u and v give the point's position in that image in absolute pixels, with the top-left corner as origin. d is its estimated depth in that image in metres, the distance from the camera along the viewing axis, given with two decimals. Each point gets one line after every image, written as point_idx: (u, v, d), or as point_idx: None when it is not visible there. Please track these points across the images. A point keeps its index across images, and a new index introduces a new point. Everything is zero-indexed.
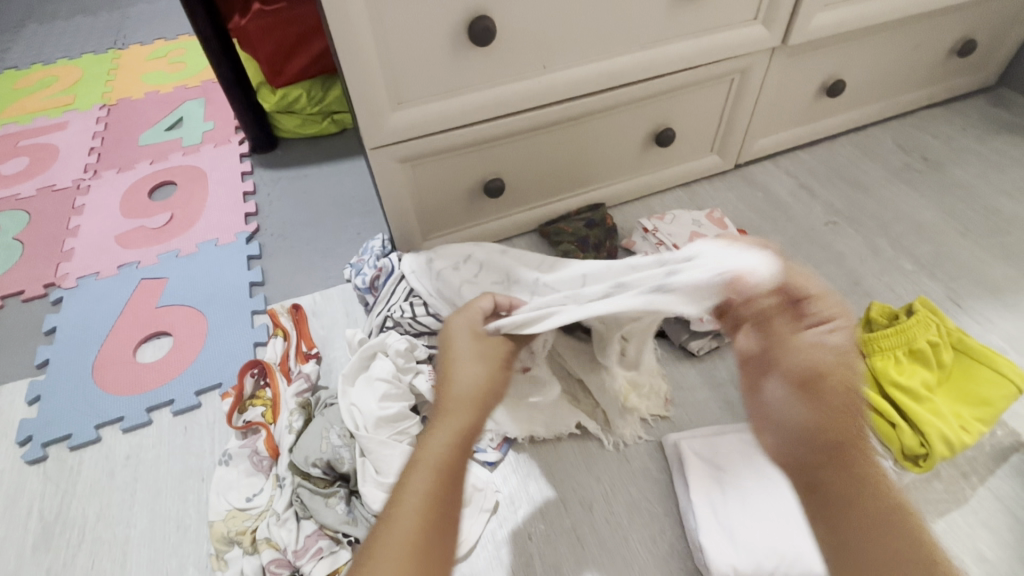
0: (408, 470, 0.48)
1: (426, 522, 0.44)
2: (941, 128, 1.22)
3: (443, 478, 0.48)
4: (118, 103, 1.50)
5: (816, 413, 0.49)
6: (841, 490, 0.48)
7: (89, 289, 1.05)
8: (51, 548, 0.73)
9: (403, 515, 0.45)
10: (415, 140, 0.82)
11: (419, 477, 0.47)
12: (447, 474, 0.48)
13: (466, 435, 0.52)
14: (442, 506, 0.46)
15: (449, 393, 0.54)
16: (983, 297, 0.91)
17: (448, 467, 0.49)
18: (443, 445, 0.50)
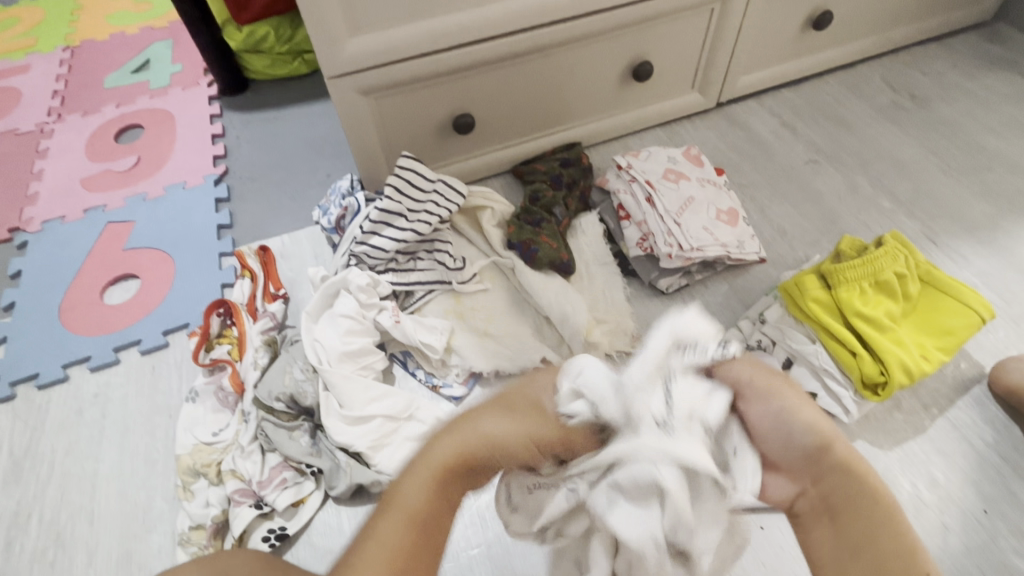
0: (378, 515, 0.38)
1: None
2: (932, 64, 1.18)
3: (413, 537, 0.37)
4: (82, 45, 1.44)
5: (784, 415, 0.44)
6: (857, 537, 0.37)
7: (54, 233, 1.03)
8: (21, 482, 0.74)
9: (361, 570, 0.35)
10: (376, 69, 0.79)
11: (382, 528, 0.37)
12: (421, 539, 0.37)
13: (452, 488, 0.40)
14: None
15: (441, 437, 0.41)
16: (959, 233, 0.89)
17: (423, 526, 0.38)
18: (419, 494, 0.38)
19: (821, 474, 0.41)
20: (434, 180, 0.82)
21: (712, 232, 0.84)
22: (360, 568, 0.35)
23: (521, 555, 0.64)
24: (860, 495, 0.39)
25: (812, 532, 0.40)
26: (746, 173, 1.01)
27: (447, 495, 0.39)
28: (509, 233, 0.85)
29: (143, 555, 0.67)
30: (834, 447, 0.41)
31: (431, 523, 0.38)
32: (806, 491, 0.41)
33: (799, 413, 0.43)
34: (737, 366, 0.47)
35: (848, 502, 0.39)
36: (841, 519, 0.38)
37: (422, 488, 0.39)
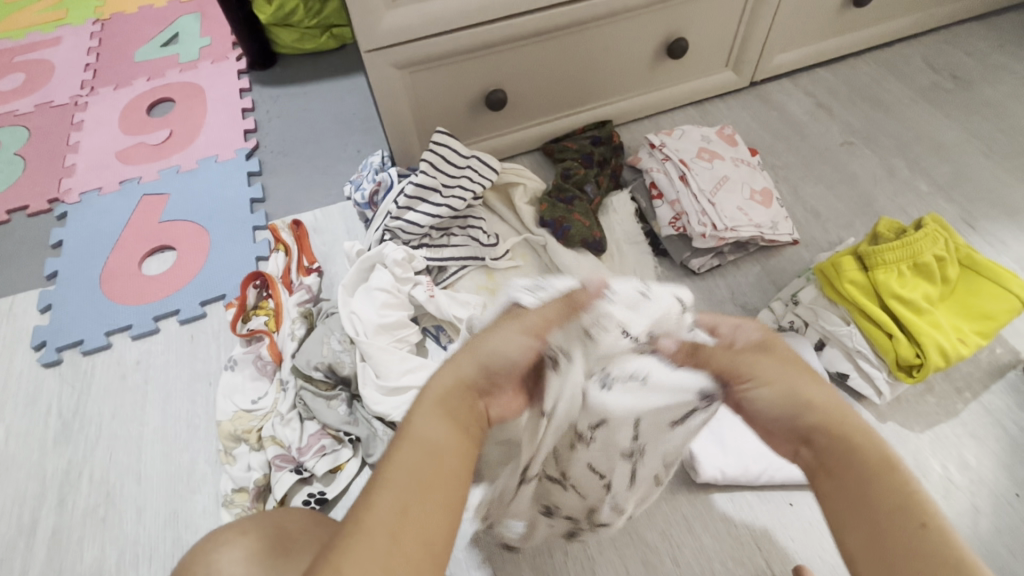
0: (395, 446, 0.38)
1: (405, 503, 0.34)
2: (975, 44, 1.15)
3: (435, 461, 0.37)
4: (112, 18, 1.44)
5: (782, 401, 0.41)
6: (861, 498, 0.36)
7: (93, 204, 1.05)
8: (71, 442, 0.77)
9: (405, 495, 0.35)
10: (412, 43, 0.78)
11: (411, 459, 0.37)
12: (447, 472, 0.37)
13: (459, 411, 0.40)
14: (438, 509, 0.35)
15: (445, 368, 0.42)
16: (999, 218, 0.88)
17: (447, 458, 0.37)
18: (433, 427, 0.38)
19: (812, 439, 0.40)
20: (468, 157, 0.83)
21: (746, 213, 0.83)
22: (384, 501, 0.34)
23: None
24: (877, 475, 0.37)
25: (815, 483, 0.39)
26: (780, 154, 0.99)
27: (454, 422, 0.39)
28: (542, 210, 0.85)
29: (189, 514, 0.70)
30: (815, 412, 0.40)
31: (455, 449, 0.38)
32: (800, 452, 0.41)
33: (779, 388, 0.42)
34: (717, 353, 0.45)
35: (852, 468, 0.37)
36: (840, 471, 0.38)
37: (435, 418, 0.39)
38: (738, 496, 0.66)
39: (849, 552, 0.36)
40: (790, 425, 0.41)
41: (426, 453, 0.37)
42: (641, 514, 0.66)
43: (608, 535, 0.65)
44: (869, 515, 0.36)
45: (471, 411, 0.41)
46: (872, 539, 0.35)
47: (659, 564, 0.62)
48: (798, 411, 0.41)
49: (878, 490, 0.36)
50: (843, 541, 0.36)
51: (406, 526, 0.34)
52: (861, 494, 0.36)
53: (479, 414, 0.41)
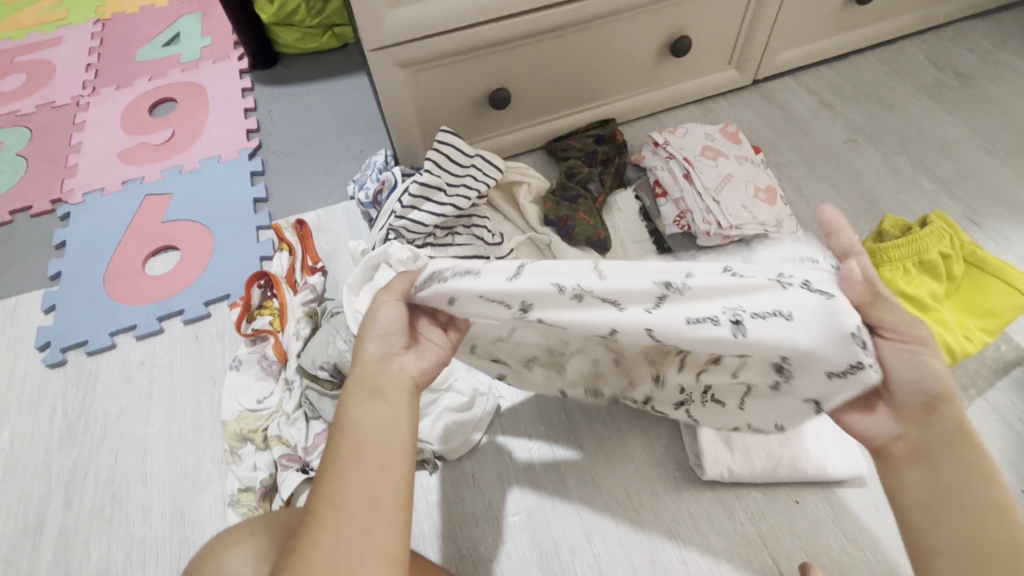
0: (335, 436, 0.44)
1: (348, 479, 0.41)
2: (977, 41, 1.15)
3: (361, 435, 0.43)
4: (112, 18, 1.44)
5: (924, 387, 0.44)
6: (960, 491, 0.43)
7: (95, 205, 1.05)
8: (76, 443, 0.77)
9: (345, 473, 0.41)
10: (417, 41, 0.78)
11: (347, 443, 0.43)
12: (378, 437, 0.43)
13: (383, 386, 0.46)
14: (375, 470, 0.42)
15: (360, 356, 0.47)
16: (1002, 216, 0.88)
17: (373, 428, 0.44)
18: (354, 410, 0.44)
19: (929, 424, 0.44)
20: (472, 156, 0.83)
21: (751, 211, 0.83)
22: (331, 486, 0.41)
23: (560, 522, 0.66)
24: (977, 475, 0.43)
25: (905, 471, 0.45)
26: (784, 152, 0.99)
27: (382, 397, 0.45)
28: (546, 209, 0.86)
29: (195, 514, 0.70)
30: (948, 403, 0.44)
31: (377, 419, 0.44)
32: (907, 435, 0.45)
33: (932, 364, 0.44)
34: (884, 306, 0.44)
35: (955, 467, 0.43)
36: (943, 465, 0.43)
37: (356, 402, 0.45)
38: (745, 495, 0.66)
39: (935, 543, 0.43)
40: (916, 410, 0.45)
41: (355, 431, 0.43)
42: (648, 513, 0.66)
43: (615, 533, 0.65)
44: (966, 509, 0.42)
45: (394, 379, 0.46)
46: (964, 533, 0.42)
47: (666, 562, 0.62)
48: (932, 405, 0.44)
49: (980, 490, 0.42)
50: (927, 526, 0.43)
51: (356, 497, 0.40)
52: (961, 494, 0.42)
53: (402, 377, 0.47)
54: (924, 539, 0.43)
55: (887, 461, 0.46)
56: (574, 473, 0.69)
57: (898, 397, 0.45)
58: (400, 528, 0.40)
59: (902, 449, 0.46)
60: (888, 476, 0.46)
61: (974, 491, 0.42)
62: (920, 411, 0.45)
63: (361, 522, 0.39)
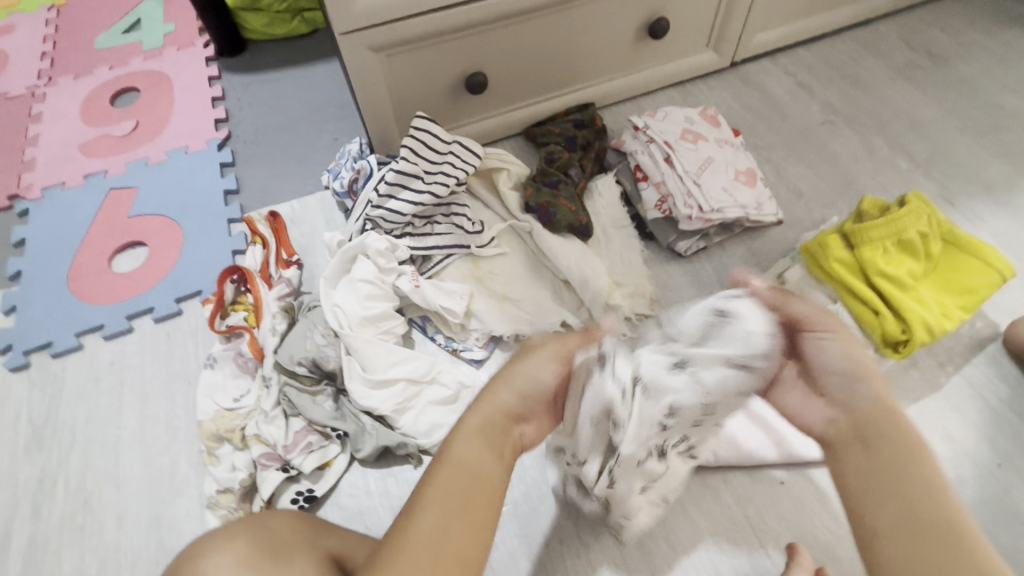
0: (434, 470, 0.50)
1: (445, 522, 0.46)
2: (950, 21, 1.16)
3: (467, 481, 0.49)
4: (68, 4, 1.37)
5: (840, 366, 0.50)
6: (896, 472, 0.45)
7: (56, 200, 1.00)
8: (43, 449, 0.74)
9: (440, 498, 0.48)
10: (389, 24, 0.76)
11: (453, 481, 0.49)
12: (481, 491, 0.49)
13: (499, 438, 0.52)
14: (474, 522, 0.47)
15: (489, 392, 0.54)
16: (975, 194, 0.89)
17: (475, 472, 0.50)
18: (468, 449, 0.51)
19: (859, 409, 0.49)
20: (449, 142, 0.81)
21: (731, 193, 0.83)
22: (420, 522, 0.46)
23: (547, 511, 0.66)
24: (908, 458, 0.45)
25: (845, 456, 0.48)
26: (762, 134, 0.99)
27: (492, 445, 0.52)
28: (527, 195, 0.84)
29: (172, 519, 0.68)
30: (869, 390, 0.49)
31: (483, 472, 0.50)
32: (837, 418, 0.50)
33: (842, 347, 0.50)
34: (802, 300, 0.51)
35: (890, 450, 0.46)
36: (877, 448, 0.46)
37: (473, 441, 0.51)
38: (731, 477, 0.66)
39: (874, 526, 0.44)
40: (844, 395, 0.50)
41: (459, 470, 0.50)
42: None
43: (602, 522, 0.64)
44: (902, 493, 0.44)
45: (509, 440, 0.53)
46: (901, 510, 0.43)
47: (654, 548, 0.62)
48: (853, 382, 0.50)
49: (912, 471, 0.45)
50: (866, 514, 0.44)
51: (445, 547, 0.45)
52: (896, 472, 0.45)
53: (514, 434, 0.54)
54: (864, 522, 0.44)
55: (829, 450, 0.49)
56: None
57: (824, 381, 0.51)
58: None
59: (845, 438, 0.48)
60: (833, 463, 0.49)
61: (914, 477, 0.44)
62: (851, 400, 0.49)
63: (450, 566, 0.44)
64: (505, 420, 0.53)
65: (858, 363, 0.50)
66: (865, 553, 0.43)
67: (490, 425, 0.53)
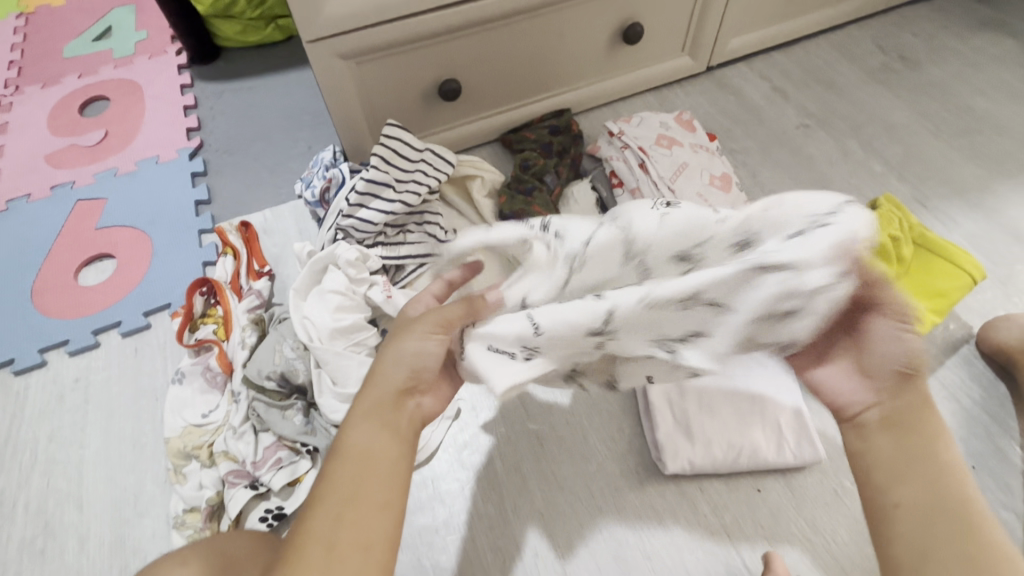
0: (332, 460, 0.45)
1: (338, 512, 0.42)
2: (921, 25, 1.17)
3: (363, 468, 0.44)
4: (36, 12, 1.34)
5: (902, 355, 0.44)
6: (925, 454, 0.44)
7: (21, 212, 0.98)
8: (4, 470, 0.72)
9: (335, 492, 0.43)
10: (358, 31, 0.75)
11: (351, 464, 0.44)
12: (379, 472, 0.44)
13: (396, 418, 0.47)
14: (378, 502, 0.43)
15: (373, 382, 0.48)
16: (948, 196, 0.90)
17: (373, 457, 0.45)
18: (361, 433, 0.45)
19: (902, 391, 0.46)
20: (422, 150, 0.80)
21: (706, 198, 0.82)
22: (321, 515, 0.41)
23: (522, 524, 0.64)
24: (941, 446, 0.44)
25: (875, 435, 0.46)
26: (738, 138, 0.99)
27: (391, 428, 0.46)
28: (500, 203, 0.83)
29: (137, 539, 0.66)
30: (918, 376, 0.45)
31: (382, 454, 0.45)
32: (883, 403, 0.46)
33: (911, 338, 0.44)
34: (893, 286, 0.43)
35: (925, 432, 0.45)
36: (910, 434, 0.45)
37: (367, 428, 0.46)
38: (707, 486, 0.66)
39: (895, 500, 0.43)
40: (885, 377, 0.45)
41: (352, 461, 0.44)
42: (612, 510, 0.65)
43: (579, 535, 0.63)
44: (926, 475, 0.43)
45: (406, 418, 0.48)
46: (926, 492, 0.43)
47: (630, 559, 0.62)
48: (902, 369, 0.45)
49: (941, 456, 0.44)
50: (888, 490, 0.44)
51: (349, 536, 0.41)
52: (926, 455, 0.44)
53: (412, 414, 0.49)
54: (886, 495, 0.44)
55: (858, 426, 0.46)
56: (535, 474, 0.68)
57: (880, 368, 0.45)
58: None
59: (876, 415, 0.46)
60: (855, 440, 0.46)
61: (930, 461, 0.44)
62: (893, 377, 0.45)
63: (355, 557, 0.40)
64: (396, 400, 0.48)
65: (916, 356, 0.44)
66: (879, 528, 0.44)
67: (377, 408, 0.47)
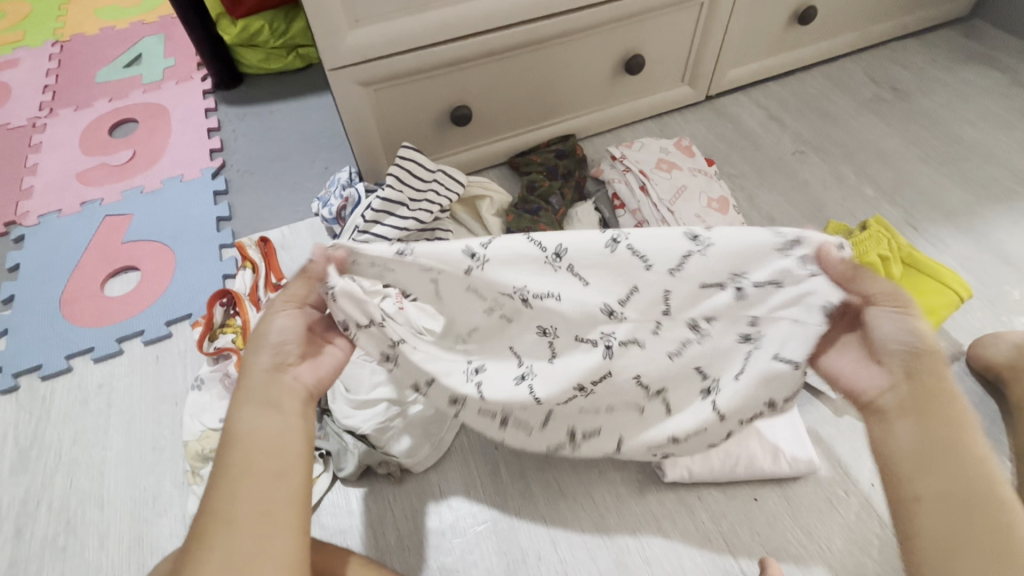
0: (225, 449, 0.46)
1: (241, 497, 0.43)
2: (912, 58, 1.23)
3: (260, 456, 0.45)
4: (71, 40, 1.42)
5: (909, 343, 0.45)
6: (946, 447, 0.43)
7: (51, 226, 1.03)
8: (28, 471, 0.75)
9: (231, 484, 0.44)
10: (376, 61, 0.80)
11: (229, 483, 0.44)
12: (267, 466, 0.45)
13: (276, 397, 0.48)
14: (261, 490, 0.44)
15: (243, 383, 0.48)
16: (937, 220, 0.93)
17: (263, 438, 0.46)
18: (247, 417, 0.47)
19: (918, 379, 0.45)
20: (434, 170, 0.85)
21: (704, 220, 0.86)
22: (224, 501, 0.43)
23: (526, 528, 0.67)
24: (957, 432, 0.44)
25: (895, 422, 0.45)
26: (736, 163, 1.04)
27: (275, 407, 0.48)
28: (508, 221, 0.88)
29: (153, 538, 0.68)
30: (933, 359, 0.45)
31: (269, 439, 0.46)
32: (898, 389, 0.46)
33: (915, 323, 0.44)
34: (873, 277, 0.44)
35: (953, 425, 0.44)
36: (931, 421, 0.44)
37: (252, 411, 0.47)
38: (706, 495, 0.68)
39: (917, 492, 0.43)
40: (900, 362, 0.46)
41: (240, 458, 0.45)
42: (613, 515, 0.67)
43: (580, 539, 0.65)
44: (950, 470, 0.43)
45: (291, 392, 0.49)
46: (946, 486, 0.43)
47: (631, 565, 0.64)
48: (918, 354, 0.45)
49: (965, 451, 0.43)
50: (912, 484, 0.44)
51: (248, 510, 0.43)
52: (948, 450, 0.43)
53: (299, 385, 0.50)
54: (906, 488, 0.44)
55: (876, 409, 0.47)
56: (538, 478, 0.70)
57: (884, 353, 0.46)
58: (301, 530, 0.44)
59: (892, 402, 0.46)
60: (877, 426, 0.46)
61: (964, 452, 0.43)
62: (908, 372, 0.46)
63: (261, 524, 0.43)
64: (276, 380, 0.49)
65: (918, 332, 0.44)
66: (902, 521, 0.44)
67: (257, 402, 0.47)
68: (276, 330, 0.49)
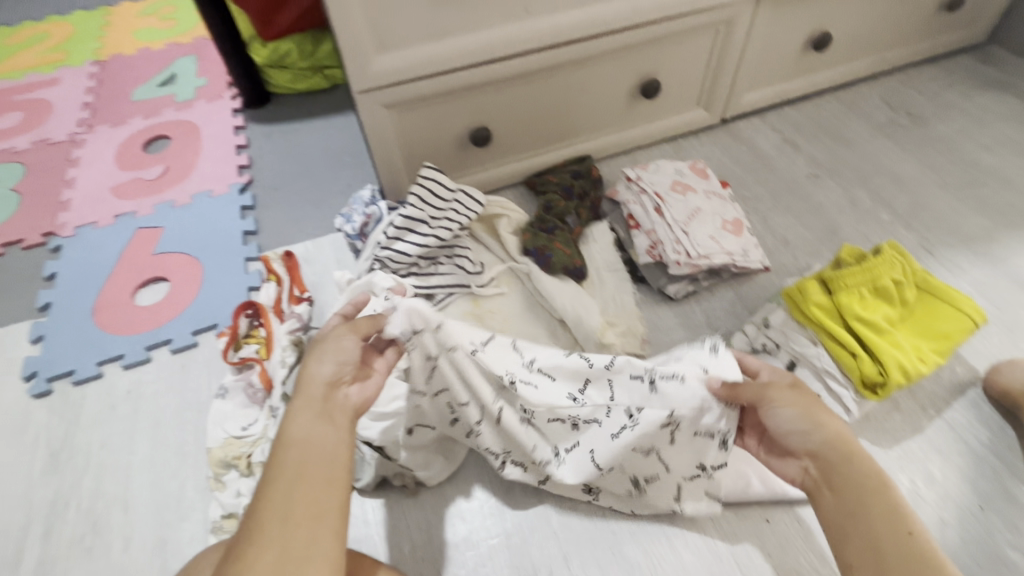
0: (278, 451, 0.50)
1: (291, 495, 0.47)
2: (928, 84, 1.24)
3: (310, 458, 0.50)
4: (110, 60, 1.49)
5: (799, 427, 0.56)
6: (857, 509, 0.51)
7: (87, 238, 1.07)
8: (59, 473, 0.78)
9: (283, 479, 0.48)
10: (401, 85, 0.84)
11: (280, 486, 0.47)
12: (315, 470, 0.49)
13: (330, 410, 0.54)
14: (312, 489, 0.48)
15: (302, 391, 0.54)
16: (953, 244, 0.94)
17: (314, 443, 0.51)
18: (302, 424, 0.51)
19: (820, 456, 0.55)
20: (454, 190, 0.87)
21: (718, 241, 0.88)
22: (276, 498, 0.46)
23: (538, 542, 0.68)
24: (868, 491, 0.52)
25: (818, 500, 0.54)
26: (750, 186, 1.05)
27: (328, 419, 0.53)
28: (525, 240, 0.90)
29: (176, 542, 0.71)
30: (827, 431, 0.55)
31: (322, 445, 0.51)
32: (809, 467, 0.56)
33: (795, 411, 0.56)
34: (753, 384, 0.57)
35: (861, 486, 0.52)
36: (842, 490, 0.53)
37: (307, 420, 0.52)
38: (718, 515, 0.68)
39: (847, 561, 0.50)
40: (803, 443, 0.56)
41: (292, 459, 0.49)
42: (625, 531, 0.68)
43: (591, 555, 0.66)
44: (868, 530, 0.50)
45: (340, 410, 0.55)
46: (866, 546, 0.49)
47: None
48: (811, 432, 0.55)
49: (873, 508, 0.51)
50: (841, 550, 0.51)
51: (300, 510, 0.46)
52: (857, 512, 0.51)
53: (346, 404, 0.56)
54: (841, 558, 0.51)
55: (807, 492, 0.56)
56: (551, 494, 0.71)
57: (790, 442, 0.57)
58: (340, 534, 0.47)
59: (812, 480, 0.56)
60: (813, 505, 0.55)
61: (875, 511, 0.50)
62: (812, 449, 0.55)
63: (308, 524, 0.46)
64: (330, 394, 0.55)
65: (806, 419, 0.55)
66: None
67: (312, 410, 0.53)
68: (334, 349, 0.57)
